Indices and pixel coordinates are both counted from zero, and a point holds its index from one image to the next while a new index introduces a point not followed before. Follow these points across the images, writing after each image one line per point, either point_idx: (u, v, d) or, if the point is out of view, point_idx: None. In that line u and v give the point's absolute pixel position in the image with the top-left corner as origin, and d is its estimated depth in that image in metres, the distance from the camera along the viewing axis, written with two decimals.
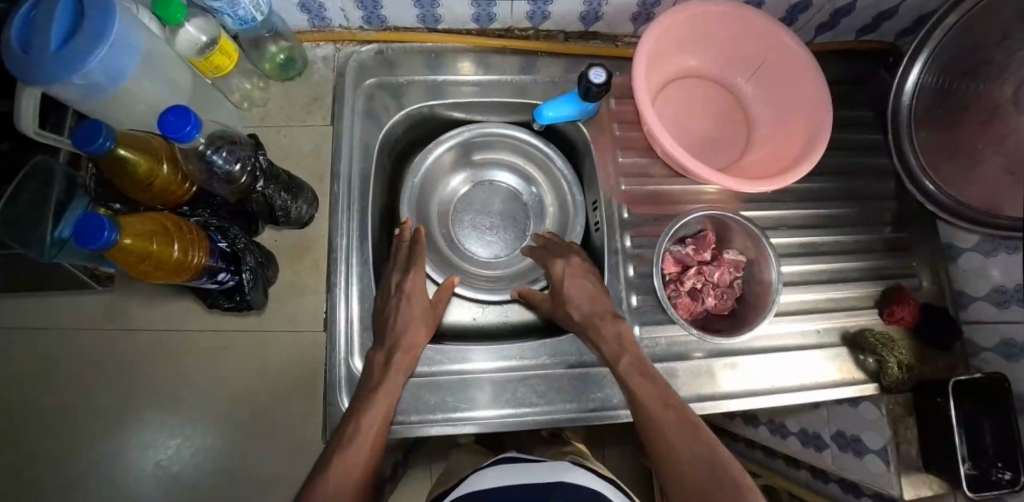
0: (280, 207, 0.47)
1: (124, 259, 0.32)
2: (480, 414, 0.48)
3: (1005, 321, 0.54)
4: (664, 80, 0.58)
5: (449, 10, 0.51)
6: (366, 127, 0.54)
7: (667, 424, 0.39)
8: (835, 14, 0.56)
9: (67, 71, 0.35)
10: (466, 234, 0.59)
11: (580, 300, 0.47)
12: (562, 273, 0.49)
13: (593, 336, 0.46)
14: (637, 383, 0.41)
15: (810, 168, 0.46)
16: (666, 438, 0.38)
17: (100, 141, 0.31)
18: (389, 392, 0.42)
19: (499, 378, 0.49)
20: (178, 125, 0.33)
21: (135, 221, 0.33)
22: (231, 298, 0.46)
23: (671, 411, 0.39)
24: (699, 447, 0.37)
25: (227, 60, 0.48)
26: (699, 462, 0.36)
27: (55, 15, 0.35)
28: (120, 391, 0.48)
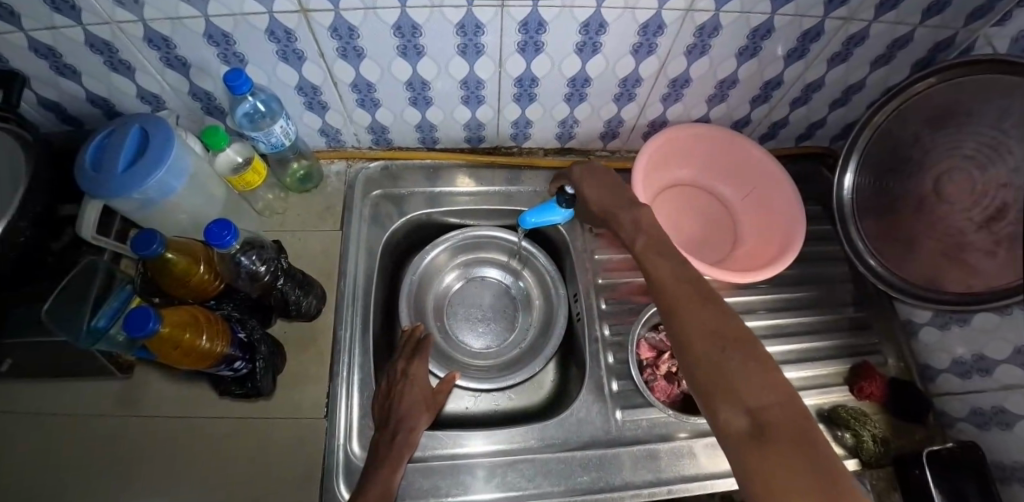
0: (293, 302, 0.51)
1: (159, 347, 0.39)
2: (475, 498, 0.50)
3: (971, 391, 0.57)
4: (657, 190, 0.65)
5: (444, 133, 0.62)
6: (371, 228, 0.61)
7: (687, 305, 0.42)
8: (772, 127, 0.67)
9: (125, 188, 0.44)
10: (477, 331, 0.64)
11: (600, 196, 0.56)
12: (580, 175, 0.58)
13: (616, 225, 0.54)
14: (659, 265, 0.47)
15: (795, 256, 0.54)
16: (685, 315, 0.42)
17: (154, 246, 0.38)
18: (394, 466, 0.46)
19: (492, 462, 0.52)
20: (221, 234, 0.41)
21: (173, 313, 0.40)
22: (242, 386, 0.50)
23: (685, 284, 0.44)
24: (717, 323, 0.40)
25: (256, 177, 0.56)
26: (716, 336, 0.39)
27: (123, 145, 0.47)
28: (129, 486, 0.49)
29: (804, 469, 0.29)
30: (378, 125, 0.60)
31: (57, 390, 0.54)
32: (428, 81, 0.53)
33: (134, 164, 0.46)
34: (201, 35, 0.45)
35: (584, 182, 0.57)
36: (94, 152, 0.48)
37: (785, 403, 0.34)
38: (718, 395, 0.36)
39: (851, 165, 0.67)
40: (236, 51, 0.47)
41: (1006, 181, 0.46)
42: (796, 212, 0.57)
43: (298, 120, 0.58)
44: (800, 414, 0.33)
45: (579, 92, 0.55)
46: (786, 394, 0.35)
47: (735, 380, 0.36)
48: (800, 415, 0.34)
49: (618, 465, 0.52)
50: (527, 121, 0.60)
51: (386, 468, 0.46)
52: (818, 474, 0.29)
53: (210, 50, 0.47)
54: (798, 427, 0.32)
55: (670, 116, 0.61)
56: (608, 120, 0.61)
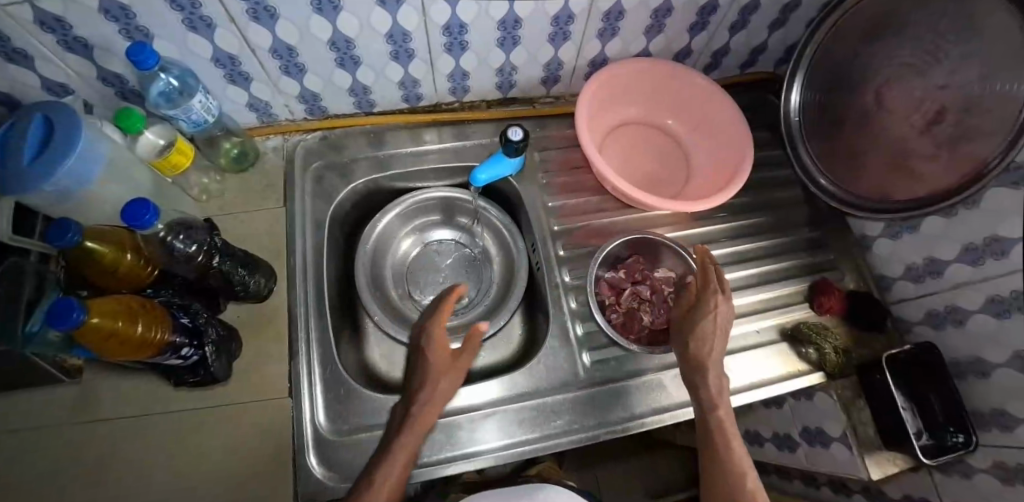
0: (238, 282, 0.49)
1: (91, 338, 0.36)
2: (478, 448, 0.50)
3: (925, 294, 0.59)
4: (604, 131, 0.65)
5: (379, 94, 0.60)
6: (316, 201, 0.59)
7: (711, 400, 0.49)
8: (715, 55, 0.65)
9: (38, 180, 0.41)
10: (440, 293, 0.64)
11: (707, 343, 0.50)
12: (711, 313, 0.50)
13: (696, 382, 0.50)
14: (708, 344, 0.50)
15: (744, 181, 0.55)
16: (711, 408, 0.49)
17: (70, 235, 0.35)
18: (408, 450, 0.44)
19: (491, 411, 0.52)
20: (139, 214, 0.38)
21: (101, 303, 0.38)
22: (195, 373, 0.47)
23: (712, 372, 0.49)
24: (727, 419, 0.49)
25: (183, 158, 0.53)
26: (724, 432, 0.48)
27: (28, 132, 0.43)
28: (94, 492, 0.48)
29: None
30: (309, 93, 0.57)
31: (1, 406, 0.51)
32: (352, 39, 0.50)
33: (42, 153, 0.42)
34: (97, 11, 0.41)
35: (706, 320, 0.50)
36: None
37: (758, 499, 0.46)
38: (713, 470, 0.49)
39: (798, 80, 0.65)
40: (140, 26, 0.44)
41: (944, 83, 0.50)
42: (744, 137, 0.58)
43: (221, 96, 0.55)
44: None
45: (511, 36, 0.53)
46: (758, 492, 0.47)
47: (727, 466, 0.48)
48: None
49: (605, 404, 0.52)
50: (463, 73, 0.58)
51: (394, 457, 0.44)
52: None
53: (109, 26, 0.44)
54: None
55: (609, 54, 0.60)
56: (547, 63, 0.59)
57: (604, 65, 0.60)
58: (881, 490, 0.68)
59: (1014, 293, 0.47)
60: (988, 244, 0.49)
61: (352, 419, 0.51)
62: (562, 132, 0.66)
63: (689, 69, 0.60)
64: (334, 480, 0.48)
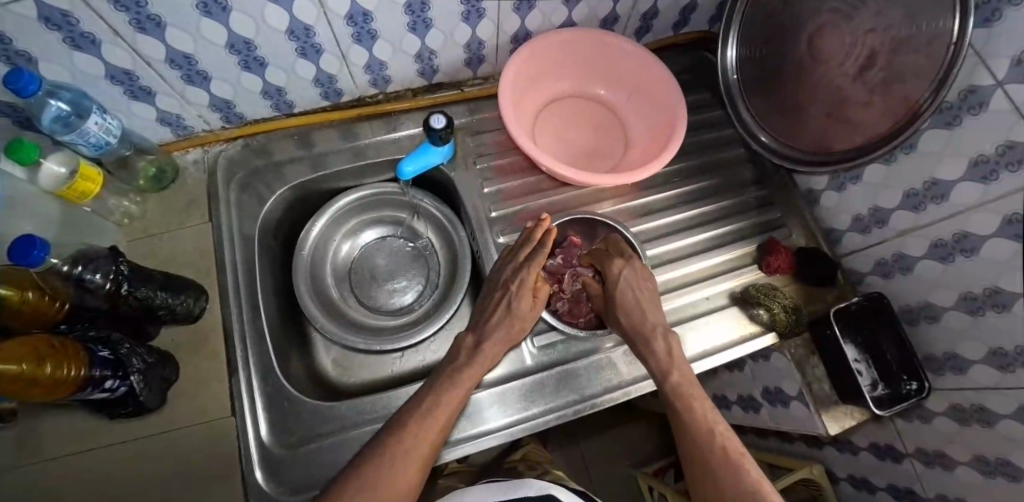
0: (161, 306, 0.47)
1: None
2: (485, 429, 0.50)
3: (873, 244, 0.58)
4: (536, 109, 0.63)
5: (296, 94, 0.57)
6: (243, 213, 0.57)
7: (664, 365, 0.48)
8: (645, 19, 0.62)
9: None
10: (386, 290, 0.63)
11: (633, 308, 0.50)
12: (616, 277, 0.52)
13: (643, 349, 0.49)
14: (636, 309, 0.50)
15: (678, 147, 0.54)
16: (665, 374, 0.48)
17: None
18: (426, 441, 0.45)
19: (488, 393, 0.51)
20: (27, 251, 0.36)
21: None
22: (126, 404, 0.46)
23: (659, 338, 0.49)
24: (691, 387, 0.47)
25: (92, 184, 0.49)
26: (688, 401, 0.47)
27: None
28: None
29: None
30: (220, 101, 0.55)
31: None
32: (251, 40, 0.47)
33: None
34: None
35: (619, 284, 0.52)
36: None
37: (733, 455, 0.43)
38: (688, 443, 0.46)
39: (730, 37, 0.63)
40: (20, 51, 0.40)
41: (872, 26, 0.48)
42: (677, 101, 0.57)
43: (124, 113, 0.52)
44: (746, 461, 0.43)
45: (421, 19, 0.50)
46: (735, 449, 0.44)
47: (699, 437, 0.45)
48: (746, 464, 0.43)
49: (572, 380, 0.52)
50: (379, 63, 0.56)
51: (399, 454, 0.43)
52: None
53: None
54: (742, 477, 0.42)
55: (531, 28, 0.57)
56: (466, 44, 0.57)
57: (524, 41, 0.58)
58: (849, 439, 0.68)
59: (956, 235, 0.46)
60: (928, 190, 0.48)
61: (300, 431, 0.51)
62: (494, 115, 0.64)
63: (615, 35, 0.58)
64: (283, 494, 0.48)
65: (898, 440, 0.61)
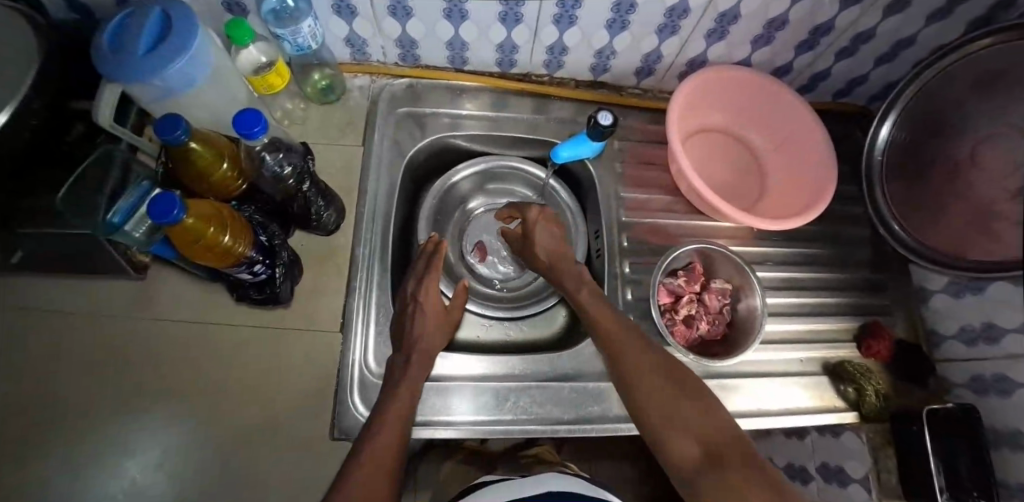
0: (314, 212, 0.49)
1: (181, 237, 0.37)
2: (530, 419, 0.52)
3: (975, 358, 0.58)
4: (686, 134, 0.64)
5: (475, 53, 0.59)
6: (393, 148, 0.59)
7: (619, 340, 0.47)
8: (813, 79, 0.63)
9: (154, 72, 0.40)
10: (491, 259, 0.64)
11: (593, 301, 0.50)
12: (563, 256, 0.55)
13: (599, 330, 0.48)
14: (597, 298, 0.50)
15: (822, 209, 0.54)
16: (620, 347, 0.46)
17: (179, 132, 0.35)
18: (411, 395, 0.46)
19: (543, 387, 0.53)
20: (250, 124, 0.39)
21: (198, 205, 0.38)
22: (261, 291, 0.48)
23: (609, 319, 0.49)
24: (653, 375, 0.43)
25: (279, 78, 0.52)
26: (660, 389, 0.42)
27: (145, 25, 0.41)
28: (135, 387, 0.48)
29: (755, 478, 0.33)
30: (407, 39, 0.57)
31: (56, 282, 0.51)
32: None
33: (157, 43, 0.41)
34: None
35: (562, 268, 0.54)
36: (112, 34, 0.42)
37: (721, 424, 0.39)
38: (670, 438, 0.40)
39: (889, 121, 0.64)
40: None
41: None
42: (829, 166, 0.57)
43: (324, 25, 0.54)
44: (732, 433, 0.39)
45: (622, 19, 0.52)
46: (717, 416, 0.40)
47: (676, 417, 0.40)
48: (738, 437, 0.39)
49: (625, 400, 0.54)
50: (563, 47, 0.57)
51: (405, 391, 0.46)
52: (767, 481, 0.33)
53: None
54: (737, 445, 0.37)
55: (711, 56, 0.58)
56: (647, 53, 0.58)
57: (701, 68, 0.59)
58: None
59: None
60: None
61: None
62: (643, 127, 0.65)
63: (790, 88, 0.59)
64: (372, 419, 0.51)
65: None
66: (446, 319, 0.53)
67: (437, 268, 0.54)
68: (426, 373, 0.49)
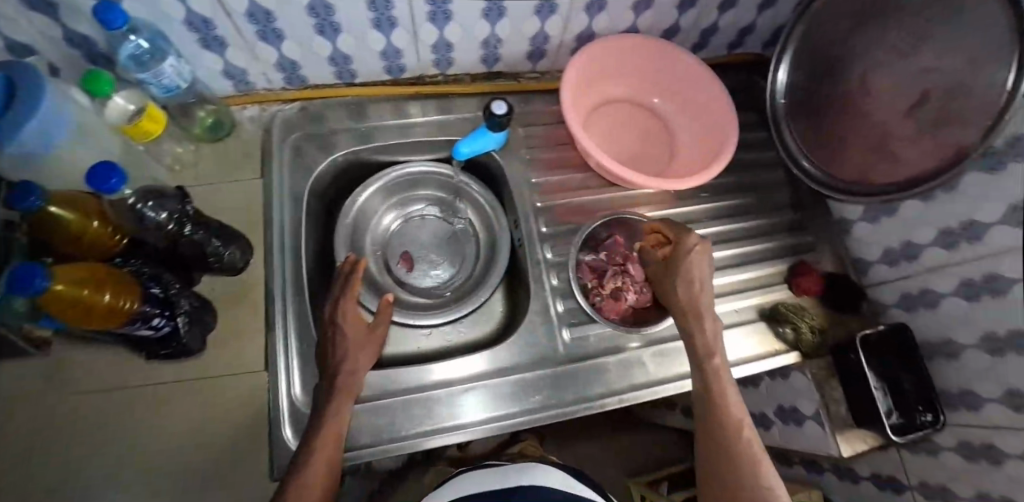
0: (212, 253, 0.48)
1: (52, 306, 0.35)
2: (470, 421, 0.50)
3: (899, 278, 0.60)
4: (590, 109, 0.64)
5: (361, 64, 0.58)
6: (295, 174, 0.58)
7: (707, 349, 0.47)
8: (703, 34, 0.64)
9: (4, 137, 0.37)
10: (420, 269, 0.64)
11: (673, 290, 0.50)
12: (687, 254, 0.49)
13: (693, 334, 0.48)
14: (692, 292, 0.49)
15: (727, 160, 0.55)
16: (712, 357, 0.47)
17: (32, 199, 0.34)
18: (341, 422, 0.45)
19: (483, 385, 0.52)
20: (106, 178, 0.37)
21: (66, 270, 0.36)
22: (167, 344, 0.46)
23: (710, 323, 0.48)
24: (737, 410, 0.45)
25: (155, 125, 0.49)
26: (731, 427, 0.44)
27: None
28: (48, 471, 0.45)
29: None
30: (286, 61, 0.55)
31: None
32: (331, 5, 0.47)
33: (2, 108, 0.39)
34: None
35: (687, 263, 0.48)
36: None
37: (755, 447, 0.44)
38: (715, 449, 0.44)
39: (784, 63, 0.65)
40: None
41: (927, 68, 0.50)
42: (729, 118, 0.58)
43: (195, 61, 0.52)
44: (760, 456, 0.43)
45: (496, 6, 0.51)
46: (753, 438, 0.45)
47: (726, 435, 0.44)
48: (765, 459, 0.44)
49: (584, 382, 0.53)
50: (447, 44, 0.57)
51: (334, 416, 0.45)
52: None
53: None
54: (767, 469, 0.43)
55: (597, 29, 0.59)
56: (532, 36, 0.58)
57: (591, 41, 0.59)
58: (851, 468, 0.70)
59: (986, 276, 0.48)
60: (963, 228, 0.50)
61: None
62: (547, 109, 0.65)
63: (679, 47, 0.59)
64: None
65: (903, 472, 0.62)
66: (373, 337, 0.52)
67: (355, 282, 0.53)
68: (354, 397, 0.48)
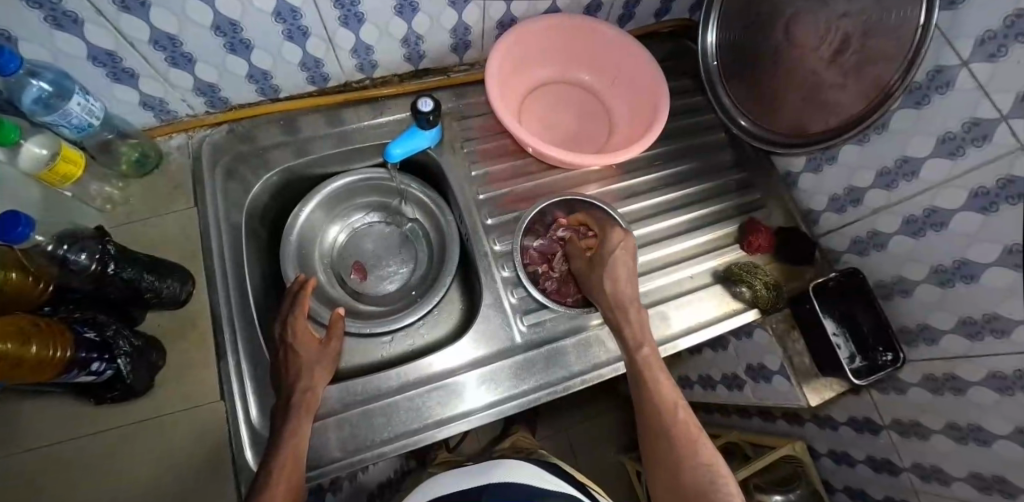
0: (147, 289, 0.47)
1: None
2: (457, 413, 0.51)
3: (848, 223, 0.60)
4: (521, 95, 0.64)
5: (283, 78, 0.57)
6: (230, 199, 0.57)
7: (635, 335, 0.50)
8: (628, 6, 0.64)
9: None
10: (376, 275, 0.64)
11: (596, 279, 0.53)
12: (615, 249, 0.53)
13: (617, 317, 0.51)
14: (618, 278, 0.52)
15: (660, 128, 0.55)
16: (638, 344, 0.49)
17: None
18: (302, 437, 0.45)
19: (456, 381, 0.52)
20: (10, 228, 0.36)
21: None
22: (114, 387, 0.46)
23: (634, 311, 0.51)
24: (670, 392, 0.47)
25: (74, 167, 0.48)
26: (665, 409, 0.46)
27: None
28: None
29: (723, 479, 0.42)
30: (205, 85, 0.54)
31: None
32: (237, 22, 0.46)
33: None
34: None
35: (614, 257, 0.53)
36: None
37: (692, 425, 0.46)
38: (654, 436, 0.46)
39: (709, 25, 0.65)
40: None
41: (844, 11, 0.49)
42: (660, 87, 0.58)
43: (108, 96, 0.51)
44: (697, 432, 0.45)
45: (408, 2, 0.50)
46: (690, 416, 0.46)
47: (661, 418, 0.46)
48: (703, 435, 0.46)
49: (547, 366, 0.53)
50: (366, 47, 0.56)
51: (296, 432, 0.44)
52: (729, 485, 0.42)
53: None
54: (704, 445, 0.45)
55: (516, 12, 0.58)
56: (452, 29, 0.57)
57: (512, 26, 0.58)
58: (828, 415, 0.71)
59: (926, 211, 0.49)
60: (898, 167, 0.51)
61: None
62: (481, 100, 0.64)
63: (599, 21, 0.59)
64: None
65: (875, 413, 0.63)
66: (327, 351, 0.51)
67: (304, 300, 0.53)
68: (314, 413, 0.47)
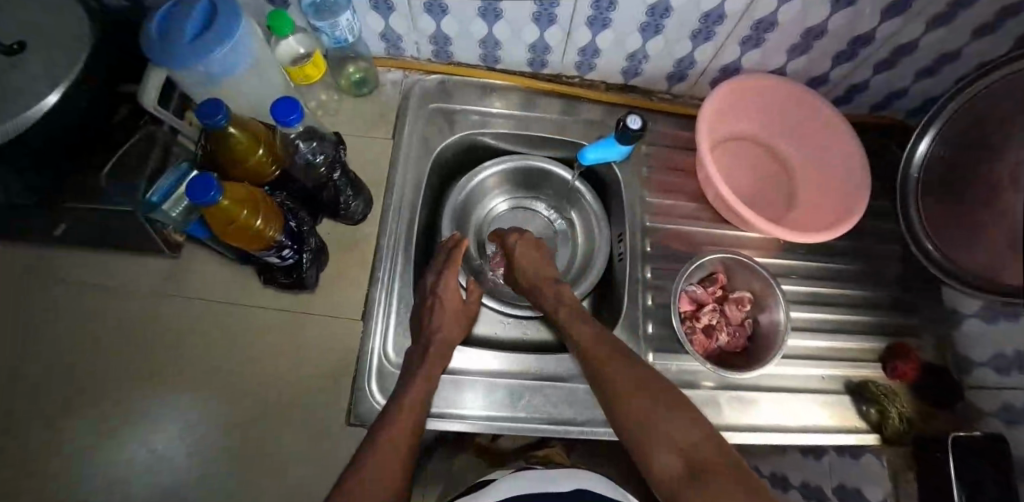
0: (342, 202, 0.52)
1: (216, 217, 0.37)
2: (462, 413, 0.52)
3: (1007, 387, 0.54)
4: (716, 142, 0.64)
5: (507, 53, 0.59)
6: (421, 144, 0.60)
7: (590, 342, 0.47)
8: (850, 90, 0.63)
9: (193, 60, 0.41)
10: None
11: (530, 267, 0.57)
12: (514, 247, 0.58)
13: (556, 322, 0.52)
14: (528, 267, 0.57)
15: (851, 224, 0.53)
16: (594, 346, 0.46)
17: (219, 117, 0.36)
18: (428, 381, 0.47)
19: (568, 388, 0.54)
20: (286, 113, 0.40)
21: (235, 186, 0.38)
22: (289, 275, 0.50)
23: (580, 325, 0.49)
24: (632, 386, 0.42)
25: (315, 70, 0.56)
26: (639, 406, 0.40)
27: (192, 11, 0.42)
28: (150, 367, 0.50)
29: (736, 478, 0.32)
30: (441, 35, 0.57)
31: (90, 262, 0.54)
32: None
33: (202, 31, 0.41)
34: None
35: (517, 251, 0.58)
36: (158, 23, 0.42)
37: (697, 425, 0.38)
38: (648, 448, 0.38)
39: (929, 135, 0.56)
40: None
41: None
42: (862, 183, 0.56)
43: (363, 20, 0.55)
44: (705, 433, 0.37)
45: (656, 24, 0.51)
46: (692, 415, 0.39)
47: (641, 418, 0.39)
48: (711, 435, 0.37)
49: None
50: (595, 50, 0.57)
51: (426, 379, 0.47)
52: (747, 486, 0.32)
53: None
54: (713, 449, 0.36)
55: (745, 63, 0.58)
56: (680, 59, 0.58)
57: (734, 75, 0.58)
58: None
59: None
60: None
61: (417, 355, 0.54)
62: (672, 132, 0.65)
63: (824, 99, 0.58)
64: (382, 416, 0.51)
65: None
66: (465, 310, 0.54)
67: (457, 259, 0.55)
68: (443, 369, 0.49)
